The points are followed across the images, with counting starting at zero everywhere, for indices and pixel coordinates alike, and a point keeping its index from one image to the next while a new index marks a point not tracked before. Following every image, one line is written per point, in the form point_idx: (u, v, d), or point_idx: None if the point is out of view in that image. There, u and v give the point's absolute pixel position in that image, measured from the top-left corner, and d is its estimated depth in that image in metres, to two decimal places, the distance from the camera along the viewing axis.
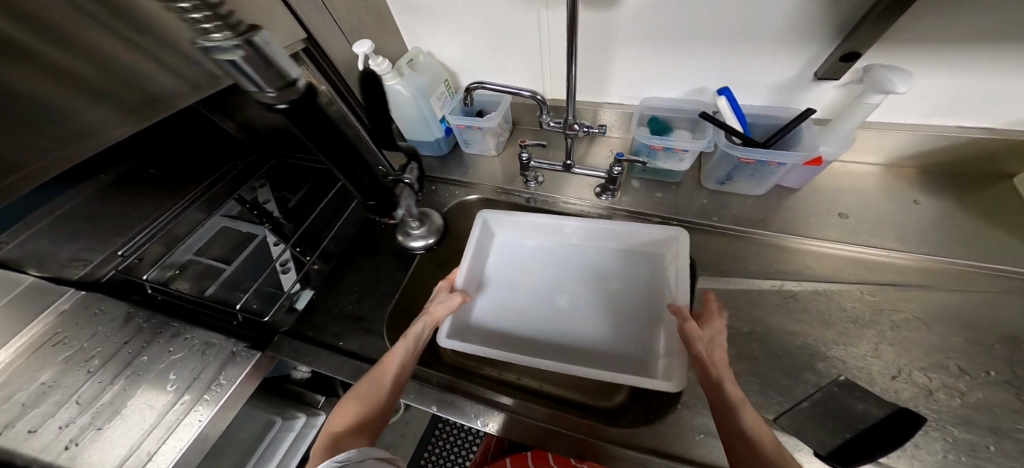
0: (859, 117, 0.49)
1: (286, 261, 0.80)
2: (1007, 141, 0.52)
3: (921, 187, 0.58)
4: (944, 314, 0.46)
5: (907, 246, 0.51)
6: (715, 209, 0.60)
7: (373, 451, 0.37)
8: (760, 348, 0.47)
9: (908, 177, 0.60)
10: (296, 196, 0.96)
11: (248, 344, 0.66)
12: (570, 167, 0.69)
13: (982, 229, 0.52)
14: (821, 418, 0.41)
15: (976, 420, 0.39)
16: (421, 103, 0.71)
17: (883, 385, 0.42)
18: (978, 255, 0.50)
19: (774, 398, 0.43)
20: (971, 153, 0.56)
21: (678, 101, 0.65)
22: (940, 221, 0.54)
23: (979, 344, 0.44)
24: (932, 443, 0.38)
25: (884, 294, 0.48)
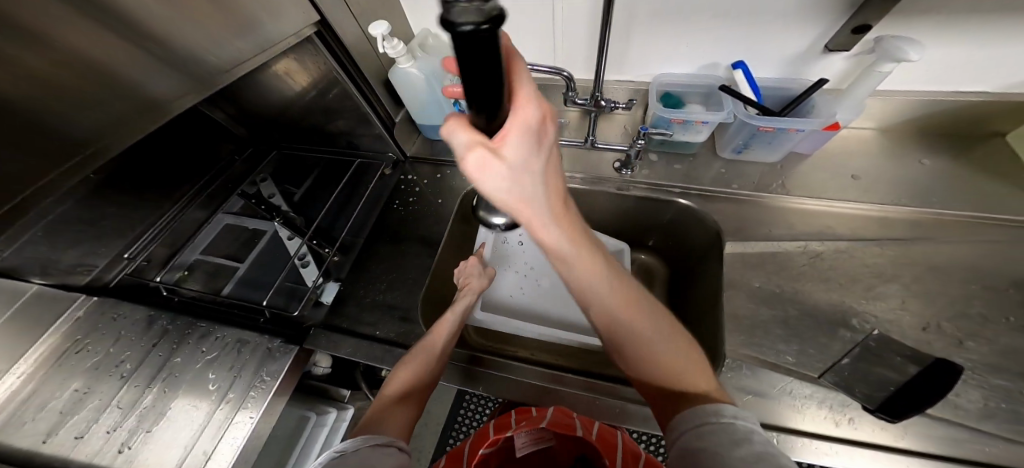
0: (871, 84, 0.51)
1: (304, 256, 0.81)
2: (1007, 103, 0.55)
3: (927, 147, 0.61)
4: (963, 265, 0.49)
5: (918, 204, 0.54)
6: (733, 176, 0.63)
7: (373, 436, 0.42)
8: (798, 310, 0.48)
9: (916, 138, 0.62)
10: (301, 190, 0.94)
11: (284, 340, 0.67)
12: (592, 142, 0.67)
13: (987, 185, 0.55)
14: (863, 373, 0.41)
15: (1004, 366, 0.41)
16: (435, 87, 0.72)
17: (916, 336, 0.43)
18: (984, 209, 0.53)
19: (815, 356, 0.44)
20: (977, 114, 0.58)
21: (692, 76, 0.66)
22: (948, 179, 0.56)
23: (995, 290, 0.46)
24: (972, 392, 0.39)
25: (903, 249, 0.51)
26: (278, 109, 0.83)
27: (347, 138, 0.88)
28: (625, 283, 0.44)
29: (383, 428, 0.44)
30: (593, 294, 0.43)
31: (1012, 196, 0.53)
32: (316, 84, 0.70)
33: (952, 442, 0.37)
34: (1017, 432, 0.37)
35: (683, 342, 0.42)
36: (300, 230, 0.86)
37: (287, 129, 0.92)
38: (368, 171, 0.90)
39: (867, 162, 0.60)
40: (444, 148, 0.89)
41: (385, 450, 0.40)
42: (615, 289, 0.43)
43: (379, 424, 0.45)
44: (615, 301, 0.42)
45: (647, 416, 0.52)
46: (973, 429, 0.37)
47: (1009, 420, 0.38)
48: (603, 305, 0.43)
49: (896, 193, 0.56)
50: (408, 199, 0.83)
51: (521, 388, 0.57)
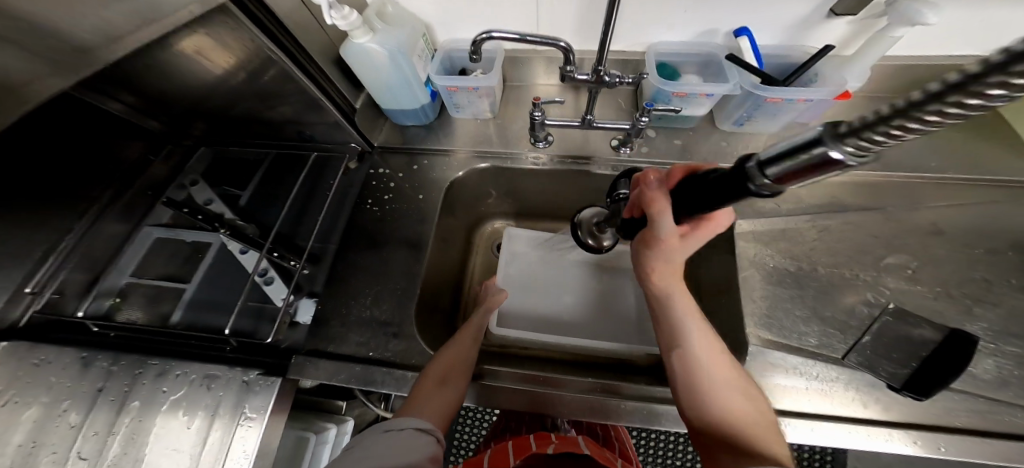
0: (877, 50, 0.50)
1: (267, 271, 0.69)
2: None
3: None
4: (968, 230, 0.50)
5: (922, 169, 0.55)
6: (736, 149, 0.63)
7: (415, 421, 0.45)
8: (812, 287, 0.50)
9: (912, 102, 0.62)
10: (246, 192, 0.78)
11: (264, 372, 0.58)
12: (589, 121, 0.63)
13: (982, 147, 0.56)
14: (886, 348, 0.44)
15: (1014, 331, 0.44)
16: (404, 65, 0.61)
17: (930, 310, 0.45)
18: (983, 172, 0.54)
19: (837, 337, 0.46)
20: (971, 79, 0.58)
21: (688, 45, 0.60)
22: (945, 142, 0.57)
23: (995, 251, 0.49)
24: (987, 360, 0.42)
25: (909, 217, 0.52)
26: (200, 97, 0.67)
27: (297, 127, 0.73)
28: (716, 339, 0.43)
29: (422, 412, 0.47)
30: (688, 335, 0.42)
31: (1007, 158, 0.55)
32: (242, 64, 0.55)
33: (975, 415, 0.40)
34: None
35: (757, 398, 0.40)
36: (257, 243, 0.70)
37: (217, 121, 0.76)
38: (330, 166, 0.77)
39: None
40: (416, 135, 0.78)
41: (423, 440, 0.43)
42: (711, 344, 0.42)
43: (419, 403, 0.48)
44: (705, 342, 0.42)
45: (646, 411, 0.50)
46: (990, 398, 0.40)
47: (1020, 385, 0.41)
48: (690, 349, 0.42)
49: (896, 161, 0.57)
50: (382, 196, 0.73)
51: (513, 395, 0.53)
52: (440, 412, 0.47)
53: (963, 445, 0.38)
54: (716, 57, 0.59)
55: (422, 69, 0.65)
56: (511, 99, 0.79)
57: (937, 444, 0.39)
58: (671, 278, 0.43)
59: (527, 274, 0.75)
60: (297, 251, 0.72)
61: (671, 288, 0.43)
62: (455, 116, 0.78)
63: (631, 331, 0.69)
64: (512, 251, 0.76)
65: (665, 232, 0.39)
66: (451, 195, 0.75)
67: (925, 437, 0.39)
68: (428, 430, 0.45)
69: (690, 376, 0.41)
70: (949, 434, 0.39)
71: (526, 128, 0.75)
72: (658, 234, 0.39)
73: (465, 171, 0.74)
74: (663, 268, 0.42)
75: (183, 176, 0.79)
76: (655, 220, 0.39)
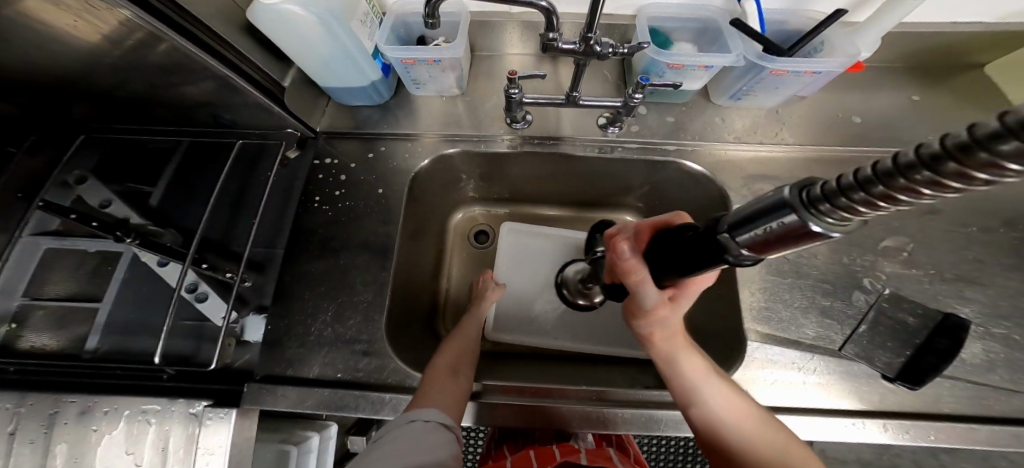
0: (895, 16, 0.45)
1: (196, 286, 0.57)
2: (999, 34, 0.54)
3: (919, 81, 0.59)
4: (959, 209, 0.52)
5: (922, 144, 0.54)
6: (731, 126, 0.58)
7: (435, 413, 0.43)
8: (809, 276, 0.49)
9: (910, 70, 0.60)
10: (156, 189, 0.63)
11: (214, 402, 0.51)
12: (574, 98, 0.55)
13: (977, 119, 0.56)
14: (881, 336, 0.46)
15: (1004, 314, 0.47)
16: (340, 35, 0.49)
17: (924, 294, 0.47)
18: None
19: (835, 327, 0.47)
20: (969, 47, 0.56)
21: (681, 7, 0.53)
22: (931, 117, 0.57)
23: (988, 229, 0.51)
24: (976, 344, 0.46)
25: (900, 199, 0.52)
26: (65, 75, 0.51)
27: (209, 110, 0.58)
28: (730, 389, 0.41)
29: (439, 399, 0.45)
30: (700, 394, 0.40)
31: None
32: (112, 37, 0.43)
33: (961, 401, 0.44)
34: (1012, 379, 0.45)
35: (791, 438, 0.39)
36: (178, 253, 0.56)
37: (98, 101, 0.58)
38: (264, 156, 0.63)
39: (865, 99, 0.58)
40: (370, 117, 0.66)
41: (444, 434, 0.42)
42: (726, 398, 0.40)
43: (431, 395, 0.45)
44: (719, 394, 0.40)
45: (643, 420, 0.49)
46: (967, 381, 0.45)
47: (1005, 367, 0.45)
48: (708, 409, 0.40)
49: (885, 138, 0.56)
50: (333, 192, 0.63)
51: (507, 412, 0.51)
52: (456, 398, 0.46)
53: (953, 432, 0.42)
54: (714, 22, 0.53)
55: (368, 38, 0.53)
56: (481, 72, 0.68)
57: (927, 433, 0.42)
58: (672, 339, 0.41)
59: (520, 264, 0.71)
60: (233, 258, 0.60)
61: (675, 349, 0.41)
62: (416, 94, 0.67)
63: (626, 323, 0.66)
64: (509, 250, 0.71)
65: (652, 302, 0.36)
66: (418, 184, 0.66)
67: (916, 427, 0.42)
68: (449, 426, 0.43)
69: (713, 433, 0.39)
70: (938, 420, 0.43)
71: (501, 106, 0.66)
72: (646, 305, 0.37)
73: (433, 158, 0.64)
74: (662, 329, 0.40)
75: (61, 171, 0.61)
76: (638, 292, 0.36)
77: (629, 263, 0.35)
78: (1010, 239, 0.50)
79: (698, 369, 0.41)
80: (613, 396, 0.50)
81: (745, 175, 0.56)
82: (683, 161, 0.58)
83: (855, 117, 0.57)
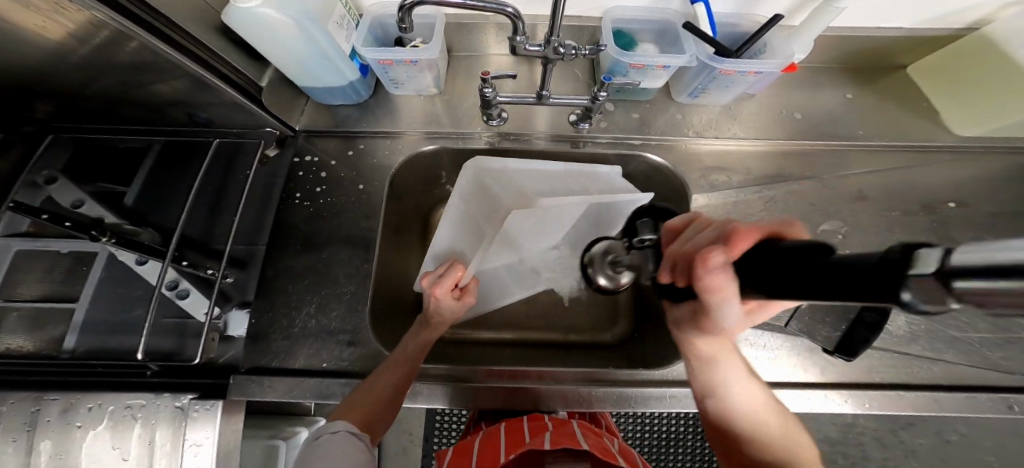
0: (825, 21, 0.50)
1: (178, 283, 0.58)
2: (924, 37, 0.59)
3: (859, 80, 0.65)
4: (887, 194, 0.58)
5: (855, 139, 0.61)
6: (691, 122, 0.63)
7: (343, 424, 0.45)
8: None
9: (851, 70, 0.65)
10: (131, 189, 0.63)
11: (200, 394, 0.52)
12: (545, 97, 0.58)
13: (905, 116, 0.62)
14: None
15: None
16: (316, 37, 0.50)
17: None
18: (901, 138, 0.61)
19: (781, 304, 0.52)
20: (899, 49, 0.62)
21: (642, 10, 0.57)
22: (868, 113, 0.62)
23: (910, 215, 0.57)
24: (903, 317, 0.52)
25: (835, 188, 0.58)
26: (30, 76, 0.51)
27: (183, 109, 0.59)
28: (753, 382, 0.41)
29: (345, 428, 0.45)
30: (726, 390, 0.40)
31: (923, 125, 0.61)
32: (78, 35, 0.42)
33: (889, 368, 0.50)
34: (933, 348, 0.51)
35: (792, 426, 0.41)
36: (157, 251, 0.57)
37: (67, 101, 0.58)
38: (241, 154, 0.64)
39: (812, 97, 0.63)
40: (350, 116, 0.68)
41: (355, 441, 0.44)
42: (750, 394, 0.40)
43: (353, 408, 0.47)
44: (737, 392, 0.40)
45: (616, 399, 0.53)
46: (897, 352, 0.50)
47: (925, 337, 0.51)
48: (727, 400, 0.40)
49: (828, 133, 0.61)
50: (314, 189, 0.64)
51: (491, 395, 0.54)
52: (370, 411, 0.47)
53: (882, 399, 0.48)
54: (672, 25, 0.58)
55: (344, 39, 0.54)
56: (458, 72, 0.71)
57: (863, 401, 0.48)
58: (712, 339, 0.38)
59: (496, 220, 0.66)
60: (214, 255, 0.61)
61: (715, 348, 0.38)
62: (395, 93, 0.69)
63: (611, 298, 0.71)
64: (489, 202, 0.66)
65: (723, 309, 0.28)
66: (398, 180, 0.68)
67: (853, 396, 0.48)
68: (359, 434, 0.45)
69: (724, 423, 0.41)
70: (870, 389, 0.48)
71: (478, 105, 0.68)
72: (720, 320, 0.30)
73: (412, 154, 0.67)
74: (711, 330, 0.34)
75: (30, 172, 0.60)
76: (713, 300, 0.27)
77: (717, 280, 0.26)
78: (930, 222, 0.57)
79: (729, 368, 0.40)
80: (592, 376, 0.54)
81: (703, 168, 0.61)
82: (648, 154, 0.62)
83: (799, 114, 0.62)
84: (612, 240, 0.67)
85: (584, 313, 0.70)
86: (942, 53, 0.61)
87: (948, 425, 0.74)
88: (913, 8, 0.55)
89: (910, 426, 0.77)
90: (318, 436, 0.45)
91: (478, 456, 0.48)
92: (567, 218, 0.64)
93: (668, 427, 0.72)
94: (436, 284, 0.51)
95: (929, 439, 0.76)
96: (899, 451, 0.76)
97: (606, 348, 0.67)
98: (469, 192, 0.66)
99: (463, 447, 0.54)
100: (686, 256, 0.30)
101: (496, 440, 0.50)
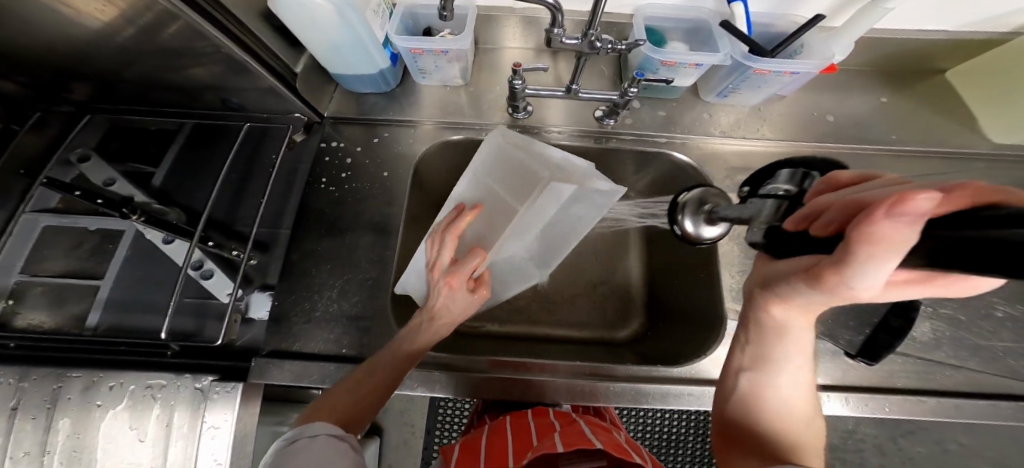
0: (867, 23, 0.50)
1: (202, 263, 0.58)
2: (961, 42, 0.59)
3: (890, 84, 0.64)
4: None
5: (883, 144, 0.60)
6: (718, 121, 0.63)
7: (326, 426, 0.41)
8: None
9: (881, 74, 0.65)
10: (159, 169, 0.64)
11: (220, 377, 0.53)
12: (574, 91, 0.59)
13: (937, 121, 0.62)
14: (846, 318, 0.51)
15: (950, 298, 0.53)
16: (354, 25, 0.51)
17: None
18: (931, 144, 0.60)
19: None
20: (933, 54, 0.61)
21: (675, 7, 0.58)
22: (897, 118, 0.62)
23: None
24: (926, 323, 0.52)
25: None
26: (73, 57, 0.51)
27: (217, 93, 0.60)
28: (809, 372, 0.39)
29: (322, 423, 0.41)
30: (775, 366, 0.38)
31: (953, 131, 0.61)
32: (126, 15, 0.43)
33: (911, 374, 0.49)
34: (956, 355, 0.50)
35: (814, 420, 0.40)
36: (184, 231, 0.57)
37: (103, 83, 0.59)
38: (269, 138, 0.65)
39: (840, 101, 0.63)
40: (376, 104, 0.69)
41: (337, 444, 0.39)
42: (800, 378, 0.39)
43: (338, 399, 0.45)
44: (782, 376, 0.39)
45: (625, 396, 0.53)
46: (921, 358, 0.50)
47: (949, 344, 0.51)
48: (772, 378, 0.39)
49: (857, 136, 0.61)
50: (339, 174, 0.65)
51: (494, 386, 0.55)
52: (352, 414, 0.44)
53: (903, 403, 0.48)
54: (705, 23, 0.58)
55: (379, 27, 0.55)
56: (484, 64, 0.70)
57: (883, 405, 0.48)
58: (796, 312, 0.34)
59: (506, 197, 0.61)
60: (238, 238, 0.61)
61: (794, 323, 0.35)
62: (421, 83, 0.69)
63: (629, 300, 0.71)
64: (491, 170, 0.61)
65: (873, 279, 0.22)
66: (421, 170, 0.68)
67: (874, 399, 0.48)
68: (342, 436, 0.41)
69: (754, 402, 0.40)
70: (890, 394, 0.48)
71: (504, 97, 0.68)
72: (853, 285, 0.23)
73: (436, 144, 0.67)
74: (795, 294, 0.31)
75: (64, 149, 0.61)
76: (859, 268, 0.21)
77: (889, 234, 0.19)
78: None
79: (793, 353, 0.37)
80: (600, 372, 0.54)
81: (728, 168, 0.60)
82: (673, 152, 0.62)
83: (829, 116, 0.62)
84: (709, 187, 0.47)
85: (595, 310, 0.70)
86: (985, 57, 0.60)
87: (948, 432, 0.71)
88: (952, 12, 0.55)
89: (911, 433, 0.74)
90: (294, 440, 0.40)
91: (485, 452, 0.46)
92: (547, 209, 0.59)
93: (673, 427, 0.72)
94: (453, 273, 0.50)
95: (929, 448, 0.72)
96: (897, 458, 0.73)
97: (617, 345, 0.67)
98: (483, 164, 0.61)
99: (468, 444, 0.51)
100: (847, 206, 0.23)
101: (501, 439, 0.48)
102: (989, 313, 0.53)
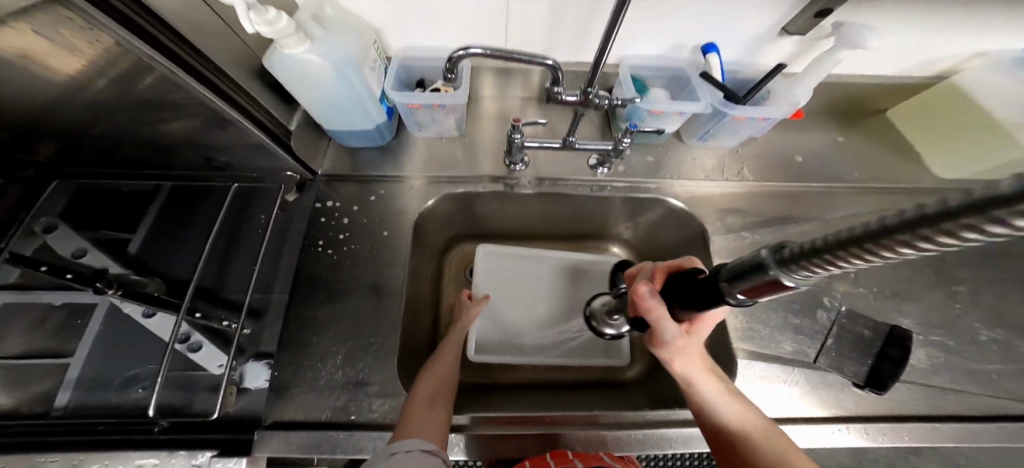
0: (825, 69, 0.54)
1: (190, 336, 0.55)
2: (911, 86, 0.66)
3: (852, 123, 0.70)
4: None
5: (858, 181, 0.65)
6: (702, 164, 0.66)
7: (417, 440, 0.40)
8: (777, 304, 0.58)
9: (844, 114, 0.71)
10: (136, 235, 0.61)
11: (219, 451, 0.49)
12: (570, 143, 0.61)
13: (898, 157, 0.67)
14: (847, 350, 0.55)
15: (932, 323, 0.57)
16: (351, 81, 0.52)
17: (870, 308, 0.58)
18: (898, 178, 0.65)
19: (809, 340, 0.56)
20: (887, 97, 0.68)
21: (658, 59, 0.62)
22: (861, 154, 0.67)
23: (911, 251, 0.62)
24: (921, 350, 0.55)
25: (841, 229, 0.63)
26: (43, 117, 0.50)
27: (201, 152, 0.60)
28: (737, 397, 0.45)
29: (415, 431, 0.41)
30: (712, 404, 0.45)
31: (913, 164, 0.67)
32: (97, 67, 0.42)
33: (919, 403, 0.52)
34: (955, 380, 0.53)
35: (788, 439, 0.43)
36: (170, 303, 0.55)
37: (75, 142, 0.57)
38: (258, 197, 0.65)
39: (808, 140, 0.68)
40: (371, 158, 0.70)
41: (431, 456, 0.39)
42: (734, 404, 0.45)
43: (415, 422, 0.43)
44: (725, 408, 0.44)
45: (641, 440, 0.54)
46: (919, 385, 0.53)
47: (945, 369, 0.54)
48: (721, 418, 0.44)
49: (827, 174, 0.65)
50: (336, 236, 0.64)
51: (513, 445, 0.54)
52: (441, 433, 0.43)
53: (917, 432, 0.50)
54: (684, 73, 0.62)
55: (376, 83, 0.57)
56: (476, 116, 0.73)
57: (902, 434, 0.50)
58: (691, 360, 0.45)
59: (507, 281, 0.73)
60: (227, 305, 0.59)
61: (692, 368, 0.45)
62: (415, 135, 0.71)
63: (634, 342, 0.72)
64: (490, 270, 0.74)
65: (670, 331, 0.41)
66: (423, 224, 0.69)
67: (892, 429, 0.50)
68: (434, 451, 0.40)
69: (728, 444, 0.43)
70: (903, 422, 0.50)
71: (500, 149, 0.70)
72: (671, 336, 0.41)
73: (435, 200, 0.68)
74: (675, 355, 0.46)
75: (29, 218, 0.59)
76: (660, 327, 0.41)
77: (654, 303, 0.39)
78: (930, 258, 0.62)
79: (714, 390, 0.45)
80: (596, 419, 0.54)
81: (718, 210, 0.63)
82: (665, 198, 0.64)
83: (798, 157, 0.66)
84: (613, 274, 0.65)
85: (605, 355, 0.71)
86: (914, 100, 0.67)
87: None
88: (901, 60, 0.61)
89: None
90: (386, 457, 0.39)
91: None
92: (544, 278, 0.74)
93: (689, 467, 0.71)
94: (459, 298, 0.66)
95: None
96: None
97: (625, 385, 0.68)
98: (501, 257, 0.75)
99: None
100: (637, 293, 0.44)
101: None
102: (975, 338, 0.56)
